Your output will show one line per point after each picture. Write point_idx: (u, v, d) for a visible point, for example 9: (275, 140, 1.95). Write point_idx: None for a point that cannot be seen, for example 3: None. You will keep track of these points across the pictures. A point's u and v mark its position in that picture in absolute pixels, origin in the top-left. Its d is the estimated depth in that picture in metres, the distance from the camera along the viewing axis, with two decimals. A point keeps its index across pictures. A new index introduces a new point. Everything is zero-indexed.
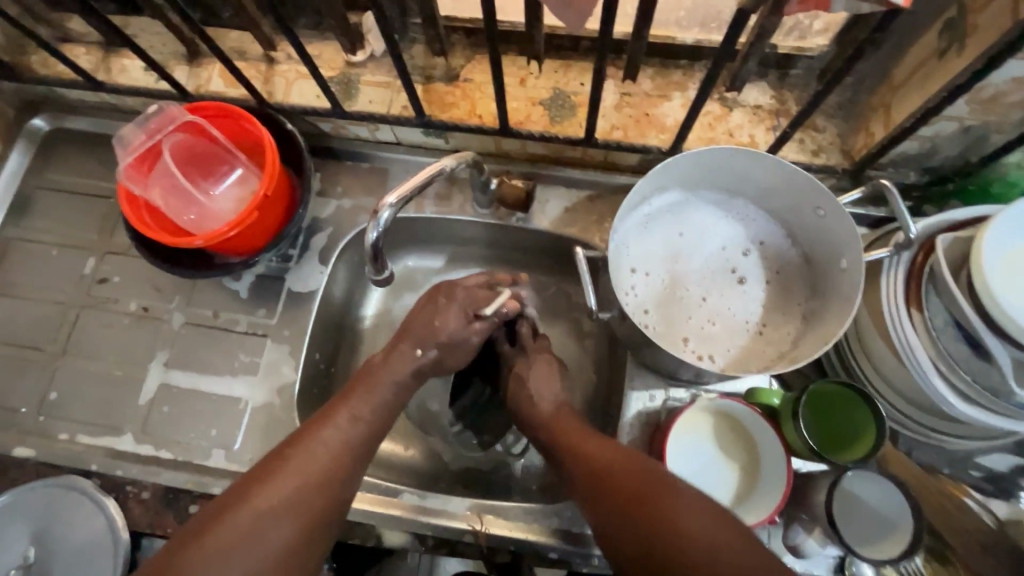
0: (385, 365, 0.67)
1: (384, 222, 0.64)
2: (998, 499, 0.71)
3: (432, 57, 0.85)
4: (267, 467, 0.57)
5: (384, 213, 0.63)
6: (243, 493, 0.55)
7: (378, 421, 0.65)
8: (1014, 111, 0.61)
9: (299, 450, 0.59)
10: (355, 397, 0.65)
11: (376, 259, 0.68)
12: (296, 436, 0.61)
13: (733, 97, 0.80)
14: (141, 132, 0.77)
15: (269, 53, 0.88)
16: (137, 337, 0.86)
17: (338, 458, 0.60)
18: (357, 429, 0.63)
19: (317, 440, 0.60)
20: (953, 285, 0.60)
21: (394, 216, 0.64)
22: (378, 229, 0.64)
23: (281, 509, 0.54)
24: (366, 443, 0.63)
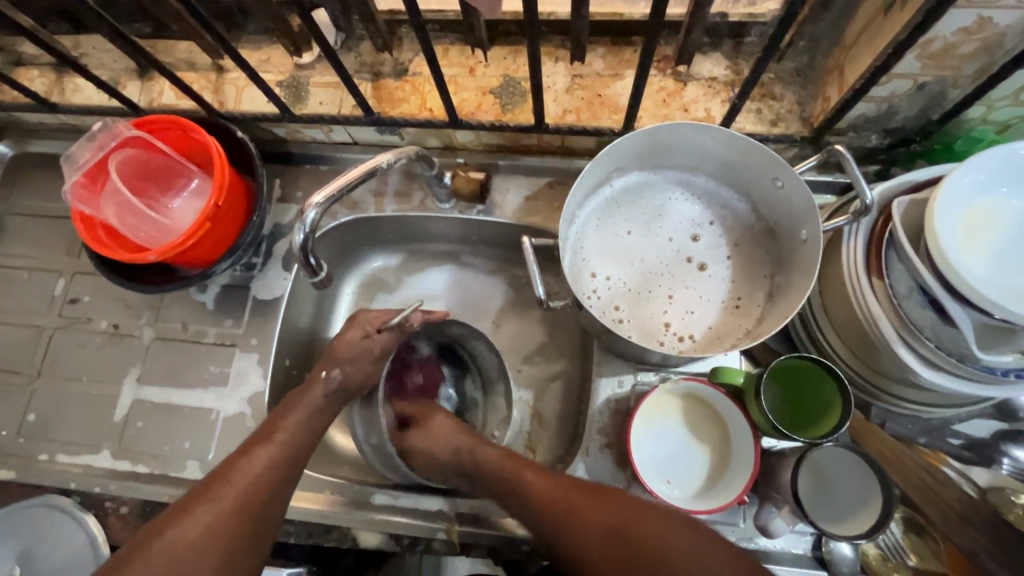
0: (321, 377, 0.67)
1: (309, 223, 0.65)
2: (978, 467, 0.69)
3: (379, 53, 0.84)
4: (193, 498, 0.58)
5: (310, 213, 0.64)
6: (162, 527, 0.55)
7: (301, 444, 0.65)
8: (967, 62, 0.59)
9: (217, 483, 0.59)
10: (290, 416, 0.65)
11: (308, 262, 0.69)
12: (218, 466, 0.61)
13: (687, 71, 0.78)
14: (89, 149, 0.77)
15: (218, 62, 0.87)
16: (109, 356, 0.86)
17: (265, 483, 0.60)
18: (289, 452, 0.63)
19: (241, 467, 0.60)
20: (910, 249, 0.58)
21: (321, 216, 0.65)
22: (305, 230, 0.65)
23: (204, 541, 0.55)
24: (295, 465, 0.63)
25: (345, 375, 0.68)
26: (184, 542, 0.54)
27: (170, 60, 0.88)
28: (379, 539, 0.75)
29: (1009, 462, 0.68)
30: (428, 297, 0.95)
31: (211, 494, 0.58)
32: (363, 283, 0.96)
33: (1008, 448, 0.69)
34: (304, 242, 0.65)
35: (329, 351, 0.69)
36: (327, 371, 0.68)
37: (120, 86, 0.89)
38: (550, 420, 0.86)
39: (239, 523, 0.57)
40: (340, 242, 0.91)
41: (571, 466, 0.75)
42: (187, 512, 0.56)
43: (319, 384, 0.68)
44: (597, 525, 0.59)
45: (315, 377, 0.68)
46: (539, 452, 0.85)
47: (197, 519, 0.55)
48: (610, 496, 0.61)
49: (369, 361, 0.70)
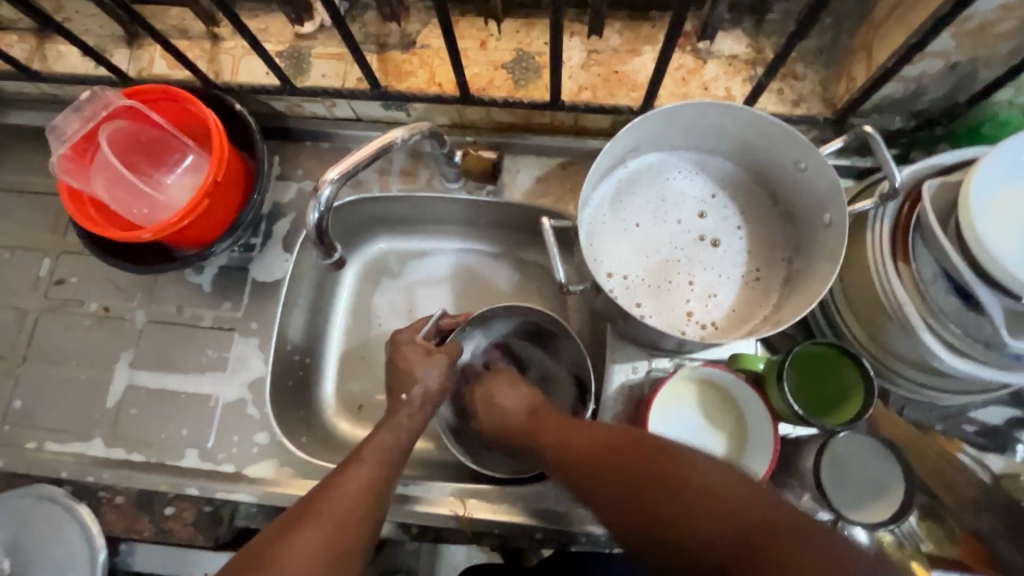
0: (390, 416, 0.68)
1: (324, 200, 0.62)
2: (993, 454, 0.69)
3: (386, 24, 0.80)
4: (299, 514, 0.54)
5: (325, 189, 0.61)
6: (272, 538, 0.51)
7: (392, 457, 0.64)
8: (1002, 42, 0.57)
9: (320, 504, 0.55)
10: (384, 427, 0.66)
11: (322, 241, 0.66)
12: (314, 489, 0.57)
13: (707, 48, 0.75)
14: (77, 120, 0.72)
15: (213, 30, 0.82)
16: (100, 340, 0.82)
17: (364, 502, 0.57)
18: (384, 463, 0.62)
19: (341, 483, 0.58)
20: (941, 235, 0.57)
21: (336, 192, 0.62)
22: (319, 208, 0.62)
23: (314, 562, 0.50)
24: (390, 480, 0.62)
25: (423, 394, 0.70)
26: (294, 570, 0.49)
27: (160, 27, 0.83)
28: (388, 527, 0.74)
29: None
30: (432, 283, 0.92)
31: (319, 518, 0.54)
32: (367, 268, 0.93)
33: (1021, 435, 0.70)
34: (321, 219, 0.62)
35: (404, 374, 0.71)
36: (407, 394, 0.70)
37: (107, 54, 0.84)
38: None
39: (344, 546, 0.53)
40: (344, 223, 0.87)
41: None
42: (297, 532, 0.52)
43: (405, 412, 0.69)
44: (628, 459, 0.53)
45: (397, 405, 0.69)
46: None
47: (309, 546, 0.51)
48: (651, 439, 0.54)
49: (438, 379, 0.72)
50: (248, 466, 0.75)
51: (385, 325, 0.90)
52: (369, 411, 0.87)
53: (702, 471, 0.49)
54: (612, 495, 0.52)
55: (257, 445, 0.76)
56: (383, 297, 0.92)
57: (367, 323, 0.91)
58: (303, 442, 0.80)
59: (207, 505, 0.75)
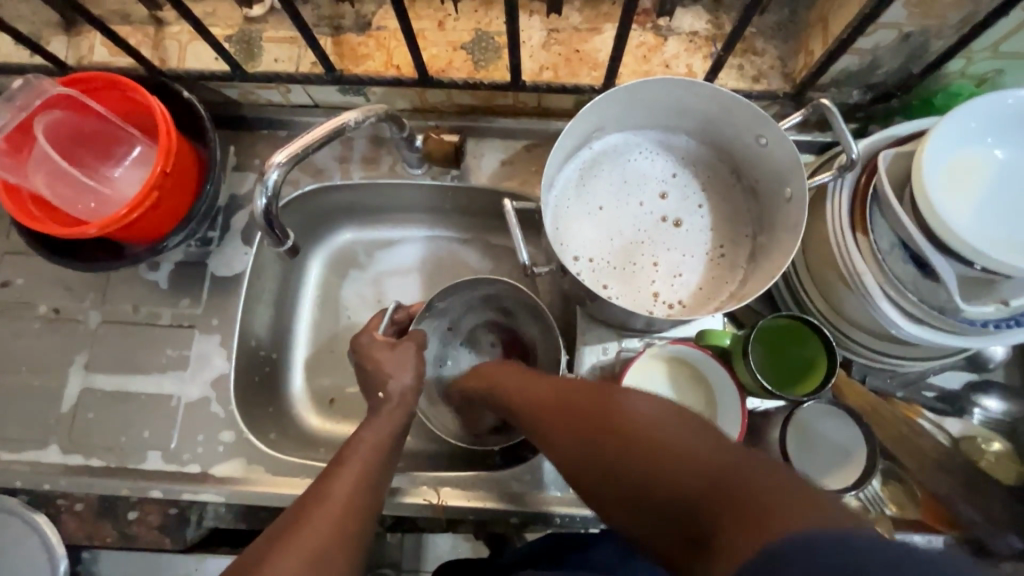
0: (378, 412, 0.67)
1: (271, 185, 0.60)
2: (951, 417, 0.71)
3: (339, 5, 0.77)
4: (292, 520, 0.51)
5: (273, 173, 0.59)
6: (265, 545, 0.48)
7: (382, 454, 0.62)
8: (951, 12, 0.58)
9: (312, 506, 0.52)
10: (369, 426, 0.65)
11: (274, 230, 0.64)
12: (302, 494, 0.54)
13: (667, 25, 0.75)
14: (8, 109, 0.66)
15: (156, 14, 0.78)
16: (52, 343, 0.79)
17: (354, 500, 0.55)
18: (369, 459, 0.60)
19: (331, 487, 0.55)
20: (896, 205, 0.58)
21: (284, 176, 0.60)
22: (268, 194, 0.60)
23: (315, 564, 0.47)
24: (381, 478, 0.60)
25: (399, 386, 0.70)
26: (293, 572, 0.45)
27: (99, 12, 0.79)
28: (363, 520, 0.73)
29: (979, 411, 0.71)
30: (401, 272, 0.90)
31: (309, 520, 0.51)
32: (333, 259, 0.91)
33: (977, 398, 0.72)
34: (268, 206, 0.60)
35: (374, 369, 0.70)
36: (384, 391, 0.69)
37: (43, 42, 0.79)
38: None
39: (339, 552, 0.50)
40: (304, 214, 0.85)
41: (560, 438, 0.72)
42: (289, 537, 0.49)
43: (388, 407, 0.68)
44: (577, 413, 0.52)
45: (377, 403, 0.69)
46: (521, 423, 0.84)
47: (296, 547, 0.47)
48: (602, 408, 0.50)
49: (411, 371, 0.72)
50: (214, 466, 0.73)
51: (354, 316, 0.89)
52: (339, 405, 0.85)
53: (656, 427, 0.45)
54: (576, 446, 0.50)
55: (223, 444, 0.74)
56: (350, 288, 0.90)
57: (335, 315, 0.89)
58: (272, 438, 0.78)
59: (173, 508, 0.73)
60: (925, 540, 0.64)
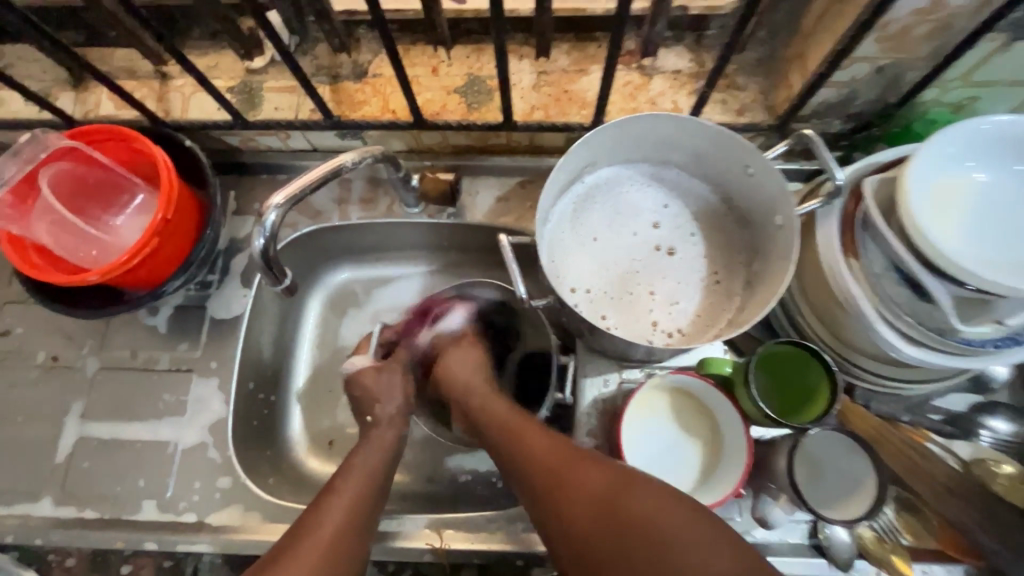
0: (371, 430, 0.70)
1: (269, 227, 0.60)
2: (960, 440, 0.70)
3: (337, 55, 0.80)
4: (281, 550, 0.54)
5: (269, 215, 0.60)
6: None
7: (373, 480, 0.64)
8: (921, 44, 0.60)
9: (304, 536, 0.55)
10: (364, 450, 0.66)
11: (272, 270, 0.65)
12: (291, 529, 0.56)
13: (651, 64, 0.78)
14: (11, 162, 0.68)
15: (161, 69, 0.81)
16: (48, 391, 0.78)
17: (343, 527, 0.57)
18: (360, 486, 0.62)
19: (321, 516, 0.57)
20: (886, 229, 0.59)
21: (281, 218, 0.60)
22: (264, 235, 0.61)
23: None
24: (372, 505, 0.62)
25: (388, 408, 0.72)
26: None
27: (106, 68, 0.82)
28: None
29: (988, 434, 0.69)
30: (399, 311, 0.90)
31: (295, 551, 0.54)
32: (331, 298, 0.91)
33: (985, 420, 0.70)
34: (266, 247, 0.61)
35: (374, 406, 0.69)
36: (373, 414, 0.71)
37: (52, 97, 0.82)
38: None
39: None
40: (302, 255, 0.86)
41: None
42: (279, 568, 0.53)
43: (378, 430, 0.69)
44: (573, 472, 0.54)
45: (367, 428, 0.70)
46: None
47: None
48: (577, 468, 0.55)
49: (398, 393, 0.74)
50: (210, 514, 0.72)
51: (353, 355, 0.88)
52: (339, 446, 0.84)
53: (661, 513, 0.49)
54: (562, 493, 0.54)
55: (220, 490, 0.73)
56: (348, 327, 0.90)
57: (335, 354, 0.88)
58: (269, 483, 0.76)
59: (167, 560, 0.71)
60: (944, 571, 0.65)
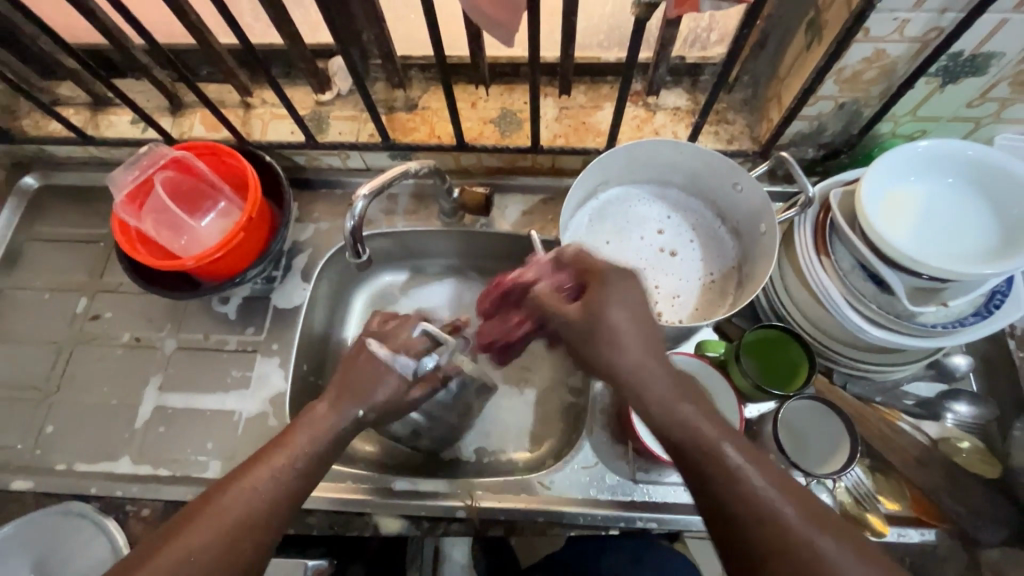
0: (316, 416, 0.63)
1: (357, 212, 0.74)
2: (928, 421, 0.80)
3: (393, 91, 0.96)
4: (195, 511, 0.55)
5: (359, 203, 0.74)
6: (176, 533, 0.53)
7: (310, 457, 0.60)
8: (872, 86, 0.75)
9: (211, 508, 0.55)
10: (304, 428, 0.62)
11: (355, 244, 0.78)
12: (211, 490, 0.57)
13: (655, 102, 0.93)
14: (132, 170, 0.85)
15: (246, 100, 0.98)
16: (131, 367, 0.90)
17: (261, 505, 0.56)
18: (292, 467, 0.59)
19: (236, 489, 0.56)
20: (849, 231, 0.71)
21: (367, 206, 0.74)
22: (354, 218, 0.75)
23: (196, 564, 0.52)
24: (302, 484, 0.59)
25: (378, 407, 0.67)
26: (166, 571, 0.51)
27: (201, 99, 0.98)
28: (399, 525, 0.80)
29: (952, 416, 0.80)
30: (432, 310, 1.02)
31: (205, 517, 0.54)
32: (373, 296, 1.03)
33: (950, 405, 0.80)
34: (355, 227, 0.75)
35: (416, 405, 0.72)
36: (363, 412, 0.65)
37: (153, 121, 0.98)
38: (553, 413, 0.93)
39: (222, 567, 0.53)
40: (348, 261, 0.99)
41: (578, 445, 0.83)
42: (175, 538, 0.53)
43: (314, 416, 0.63)
44: (761, 507, 0.48)
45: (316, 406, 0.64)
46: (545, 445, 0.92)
47: (188, 541, 0.53)
48: (728, 474, 0.50)
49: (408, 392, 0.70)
50: None
51: None
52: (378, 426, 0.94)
53: None
54: (731, 514, 0.49)
55: None
56: None
57: None
58: None
59: None
60: (920, 535, 0.73)
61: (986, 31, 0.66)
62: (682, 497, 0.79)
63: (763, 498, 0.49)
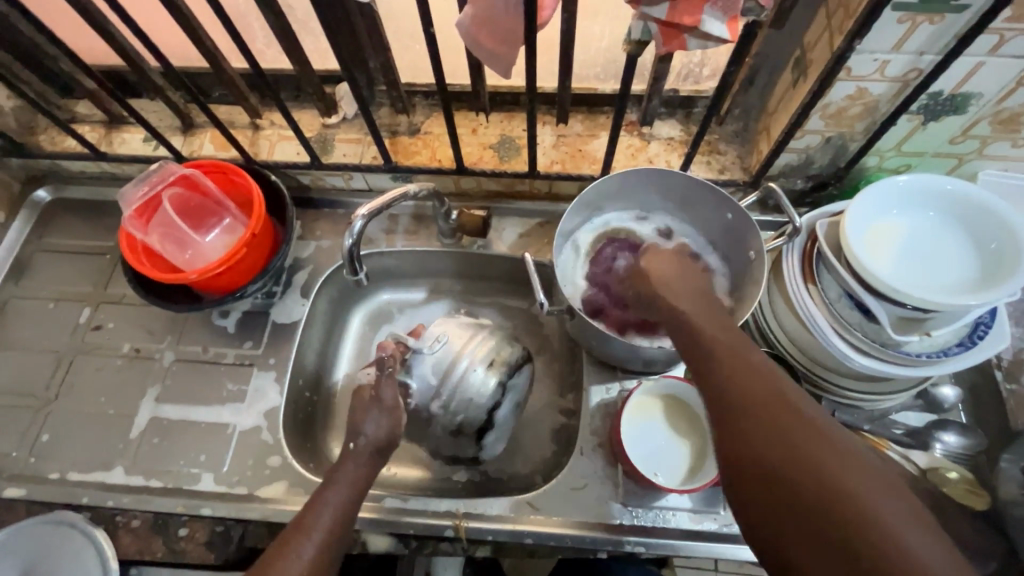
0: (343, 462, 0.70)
1: (356, 231, 0.76)
2: (916, 450, 0.80)
3: (397, 116, 1.00)
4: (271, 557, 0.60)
5: (357, 222, 0.76)
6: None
7: (356, 492, 0.68)
8: (857, 121, 0.78)
9: (285, 551, 0.60)
10: (342, 468, 0.70)
11: (354, 261, 0.80)
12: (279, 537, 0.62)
13: (649, 132, 0.96)
14: (142, 185, 0.87)
15: (255, 121, 1.01)
16: (129, 377, 0.91)
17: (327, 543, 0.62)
18: (343, 502, 0.66)
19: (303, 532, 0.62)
20: (834, 260, 0.73)
21: (365, 225, 0.76)
22: (353, 238, 0.77)
23: None
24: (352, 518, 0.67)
25: (372, 440, 0.72)
26: None
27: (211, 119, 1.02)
28: (387, 542, 0.80)
29: (940, 446, 0.80)
30: None
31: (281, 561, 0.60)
32: (371, 313, 1.05)
33: (939, 435, 0.81)
34: (353, 246, 0.76)
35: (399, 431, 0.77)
36: (355, 442, 0.72)
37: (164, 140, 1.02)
38: (544, 434, 0.94)
39: None
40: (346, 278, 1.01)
41: (568, 467, 0.83)
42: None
43: (353, 459, 0.71)
44: (763, 396, 0.54)
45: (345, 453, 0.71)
46: (536, 467, 0.92)
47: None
48: (811, 415, 0.52)
49: (386, 426, 0.74)
50: (259, 487, 0.82)
51: None
52: None
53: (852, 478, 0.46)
54: (740, 396, 0.55)
55: (269, 467, 0.84)
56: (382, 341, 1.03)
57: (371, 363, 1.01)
58: (311, 466, 0.87)
59: (220, 524, 0.80)
60: None
61: (963, 72, 0.69)
62: (672, 522, 0.78)
63: (780, 394, 0.54)
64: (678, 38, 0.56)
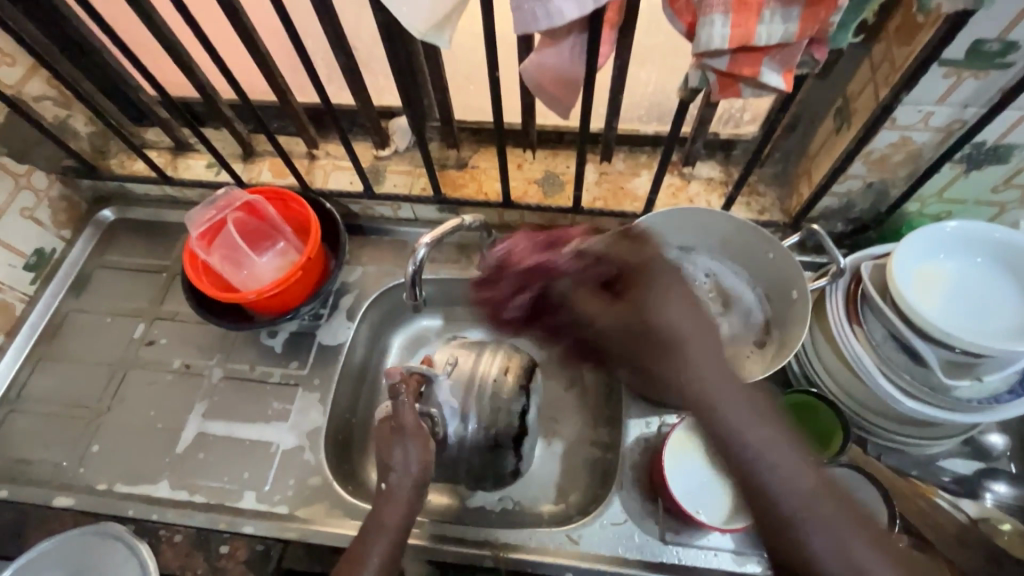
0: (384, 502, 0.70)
1: (419, 259, 0.80)
2: (966, 498, 0.79)
3: (446, 150, 1.05)
4: None
5: (421, 249, 0.80)
6: None
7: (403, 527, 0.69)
8: (899, 168, 0.80)
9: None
10: (387, 505, 0.70)
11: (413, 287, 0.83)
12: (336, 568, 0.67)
13: (690, 172, 1.00)
14: (209, 209, 0.93)
15: (312, 152, 1.07)
16: (178, 393, 0.94)
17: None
18: (391, 537, 0.68)
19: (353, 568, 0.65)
20: (881, 303, 0.74)
21: (428, 253, 0.80)
22: (415, 264, 0.81)
23: None
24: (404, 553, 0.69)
25: (405, 479, 0.71)
26: None
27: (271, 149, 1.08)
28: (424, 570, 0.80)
29: (991, 495, 0.79)
30: None
31: None
32: (410, 338, 1.07)
33: (988, 484, 0.80)
34: (416, 272, 0.80)
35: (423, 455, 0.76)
36: (385, 482, 0.71)
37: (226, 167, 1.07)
38: (580, 467, 0.94)
39: None
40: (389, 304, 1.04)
41: (607, 500, 0.82)
42: None
43: (387, 500, 0.70)
44: None
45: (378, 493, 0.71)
46: (572, 500, 0.91)
47: None
48: None
49: (415, 459, 0.72)
50: (300, 507, 0.83)
51: None
52: None
53: None
54: None
55: (310, 488, 0.85)
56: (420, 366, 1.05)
57: None
58: (350, 489, 0.88)
59: (260, 544, 0.79)
60: None
61: (1006, 125, 0.71)
62: (714, 563, 0.77)
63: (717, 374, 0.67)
64: (733, 85, 0.60)
